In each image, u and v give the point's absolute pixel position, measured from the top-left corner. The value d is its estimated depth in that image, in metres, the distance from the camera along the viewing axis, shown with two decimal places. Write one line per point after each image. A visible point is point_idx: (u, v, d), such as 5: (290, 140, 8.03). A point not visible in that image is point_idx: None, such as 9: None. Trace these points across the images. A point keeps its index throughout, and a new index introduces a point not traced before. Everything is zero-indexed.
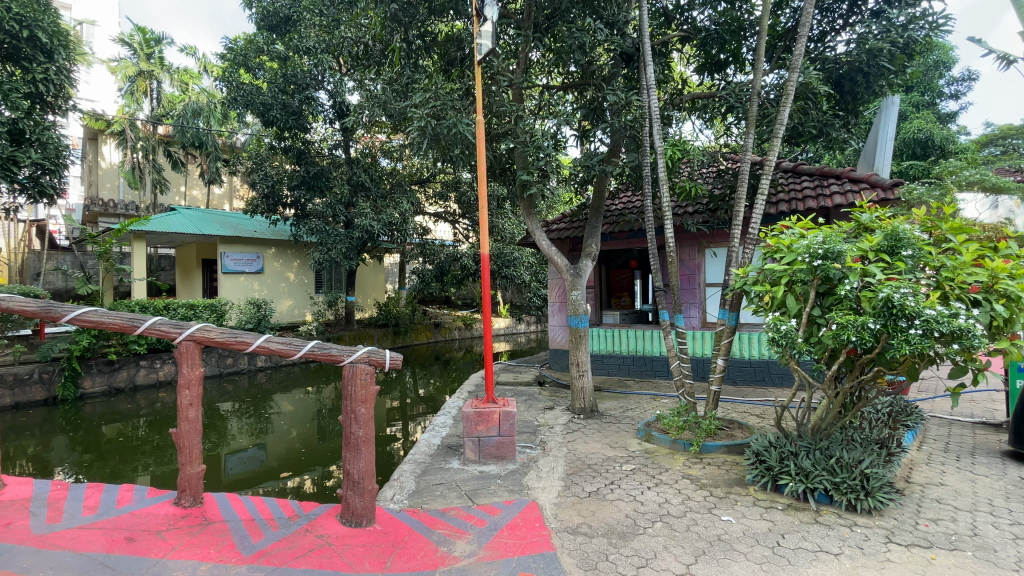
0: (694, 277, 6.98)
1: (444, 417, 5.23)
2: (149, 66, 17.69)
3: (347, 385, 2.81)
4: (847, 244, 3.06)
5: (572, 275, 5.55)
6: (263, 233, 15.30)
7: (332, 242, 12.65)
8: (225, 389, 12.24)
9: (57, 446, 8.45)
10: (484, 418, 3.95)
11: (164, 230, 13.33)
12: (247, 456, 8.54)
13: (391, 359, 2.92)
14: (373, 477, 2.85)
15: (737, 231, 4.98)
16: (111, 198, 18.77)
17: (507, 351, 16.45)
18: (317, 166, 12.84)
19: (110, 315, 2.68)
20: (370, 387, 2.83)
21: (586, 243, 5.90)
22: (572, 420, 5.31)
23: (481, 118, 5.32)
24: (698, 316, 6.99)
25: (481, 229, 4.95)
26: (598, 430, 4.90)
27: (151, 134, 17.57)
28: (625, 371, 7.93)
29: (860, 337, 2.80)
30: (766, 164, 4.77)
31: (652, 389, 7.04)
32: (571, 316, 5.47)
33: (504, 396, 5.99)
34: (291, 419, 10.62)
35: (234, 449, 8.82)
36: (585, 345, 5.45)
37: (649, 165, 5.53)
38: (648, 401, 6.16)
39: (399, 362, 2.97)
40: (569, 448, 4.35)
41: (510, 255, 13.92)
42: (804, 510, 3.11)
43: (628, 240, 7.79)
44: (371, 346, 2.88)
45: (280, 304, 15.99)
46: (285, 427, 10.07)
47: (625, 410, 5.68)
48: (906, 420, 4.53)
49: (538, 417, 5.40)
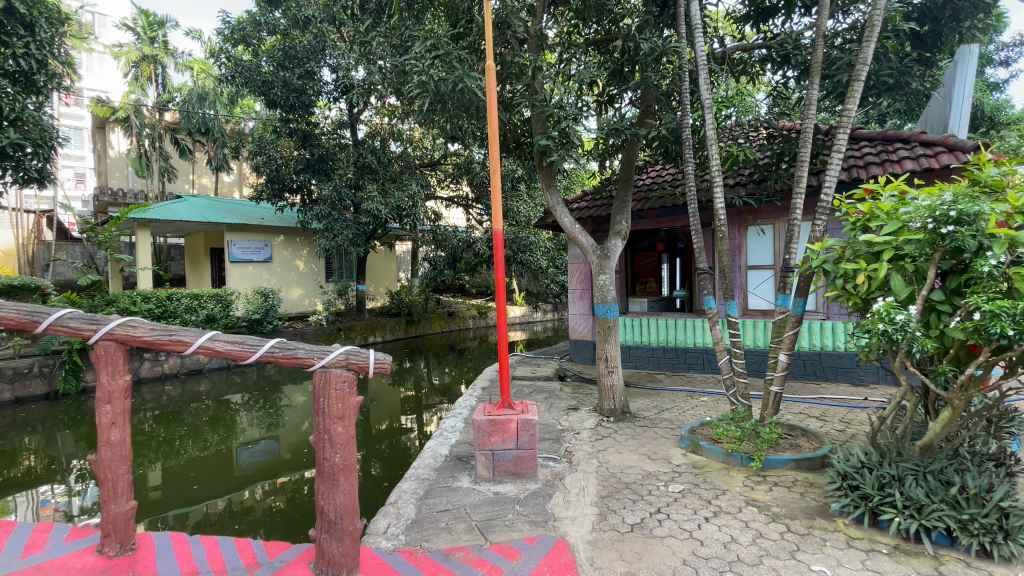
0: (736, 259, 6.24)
1: (454, 420, 4.59)
2: (152, 51, 17.24)
3: (319, 397, 2.15)
4: (984, 204, 2.33)
5: (598, 256, 4.79)
6: (270, 219, 14.81)
7: (339, 227, 12.05)
8: (234, 381, 11.80)
9: (60, 441, 8.08)
10: (499, 428, 3.26)
11: (167, 217, 12.93)
12: (260, 448, 8.15)
13: (377, 361, 2.23)
14: (356, 515, 2.20)
15: (800, 200, 4.18)
16: (120, 187, 18.48)
17: (524, 342, 15.84)
18: (322, 148, 12.27)
19: (4, 308, 2.05)
20: (349, 399, 2.17)
21: (615, 219, 5.12)
22: (601, 423, 4.61)
23: (490, 64, 4.55)
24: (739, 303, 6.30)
25: (494, 194, 3.95)
26: (632, 437, 4.20)
27: (157, 121, 17.25)
28: (655, 364, 7.18)
29: (1019, 329, 2.05)
30: (841, 117, 3.91)
31: (687, 385, 6.32)
32: (599, 305, 4.75)
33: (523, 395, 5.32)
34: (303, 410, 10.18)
35: (247, 441, 8.43)
36: (615, 335, 4.71)
37: (690, 127, 4.76)
38: (684, 399, 5.48)
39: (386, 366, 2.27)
40: (600, 461, 3.67)
41: (526, 239, 13.20)
42: (919, 556, 2.38)
43: (659, 219, 7.05)
44: (349, 345, 2.22)
45: (289, 293, 15.50)
46: (296, 419, 9.64)
47: (661, 411, 4.96)
48: (1009, 428, 3.74)
49: (561, 419, 4.71)
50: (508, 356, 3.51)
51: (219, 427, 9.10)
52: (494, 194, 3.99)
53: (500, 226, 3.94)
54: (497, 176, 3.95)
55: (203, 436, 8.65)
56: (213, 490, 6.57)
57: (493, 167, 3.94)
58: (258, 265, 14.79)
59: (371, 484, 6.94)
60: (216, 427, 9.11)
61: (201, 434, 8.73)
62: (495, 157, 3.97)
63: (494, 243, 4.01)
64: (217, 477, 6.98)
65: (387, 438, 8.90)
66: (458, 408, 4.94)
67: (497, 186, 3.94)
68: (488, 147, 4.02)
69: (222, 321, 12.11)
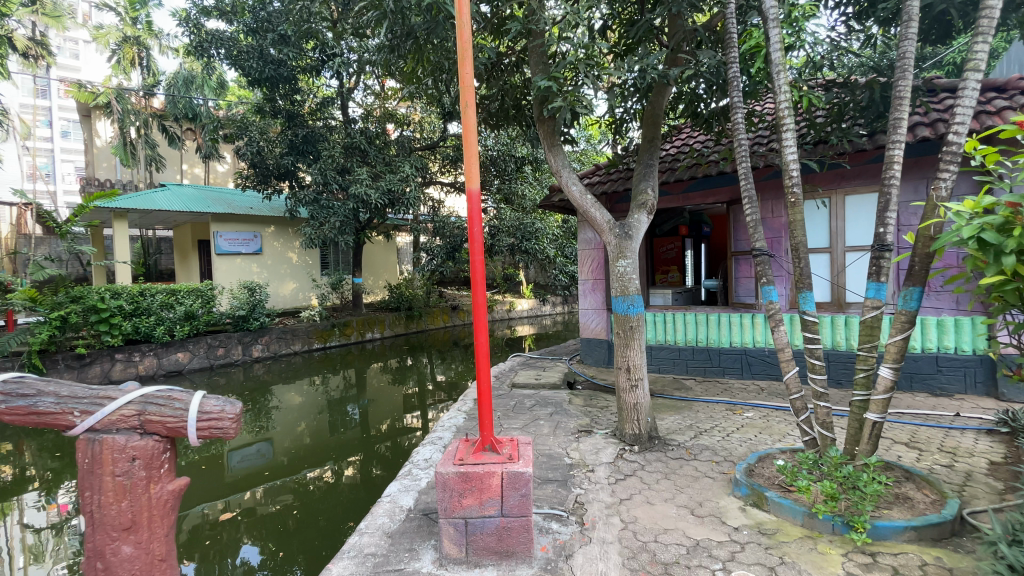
0: (780, 242, 5.44)
1: (429, 451, 3.55)
2: (135, 32, 16.23)
3: (95, 473, 1.88)
4: None
5: (617, 235, 3.69)
6: (259, 209, 13.87)
7: (326, 215, 11.02)
8: (218, 381, 10.75)
9: (26, 450, 7.23)
10: (478, 487, 2.18)
11: (144, 206, 12.15)
12: (253, 451, 7.66)
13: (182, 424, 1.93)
14: None
15: (899, 152, 3.00)
16: (107, 178, 17.65)
17: (531, 338, 14.83)
18: (307, 127, 11.19)
19: None
20: (136, 474, 1.91)
21: (640, 188, 3.91)
22: (623, 454, 3.51)
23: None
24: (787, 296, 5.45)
25: (465, 141, 2.71)
26: (667, 480, 3.10)
27: (142, 107, 16.38)
28: (683, 368, 6.07)
29: None
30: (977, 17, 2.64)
31: (724, 394, 5.22)
32: (618, 300, 3.65)
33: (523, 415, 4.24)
34: (295, 412, 9.38)
35: (236, 445, 7.90)
36: (640, 337, 3.61)
37: (735, 61, 3.64)
38: (725, 416, 4.40)
39: (229, 429, 1.98)
40: (625, 523, 2.59)
41: (531, 226, 12.09)
42: None
43: (686, 195, 6.05)
44: (145, 404, 1.91)
45: (281, 288, 14.56)
46: (292, 420, 8.96)
47: (698, 436, 3.86)
48: None
49: (570, 448, 3.62)
50: (489, 370, 2.49)
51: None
52: (468, 143, 2.74)
53: (477, 186, 2.70)
54: (472, 114, 2.69)
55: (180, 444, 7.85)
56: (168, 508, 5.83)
57: (466, 98, 2.66)
58: (247, 257, 13.88)
59: (352, 500, 5.97)
60: None
61: None
62: (467, 84, 2.67)
63: (469, 211, 2.75)
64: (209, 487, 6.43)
65: (384, 441, 7.95)
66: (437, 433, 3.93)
67: (471, 128, 2.69)
68: (459, 70, 2.74)
69: (203, 319, 11.23)
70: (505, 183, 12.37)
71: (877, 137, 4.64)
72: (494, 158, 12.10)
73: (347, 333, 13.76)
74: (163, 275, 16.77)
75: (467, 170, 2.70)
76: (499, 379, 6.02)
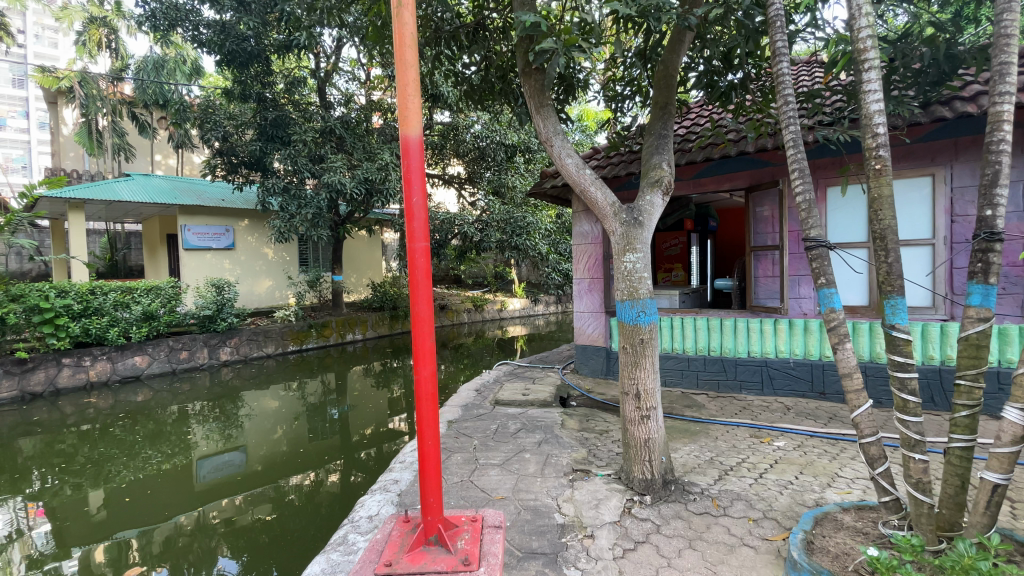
0: None
1: (375, 507, 2.72)
2: (101, 11, 15.02)
3: None
4: None
5: (624, 221, 2.85)
6: (230, 201, 12.91)
7: (298, 207, 10.09)
8: (180, 388, 9.81)
9: None
10: None
11: (102, 197, 11.16)
12: (224, 461, 6.83)
13: None
14: None
15: (1009, 108, 2.09)
16: (74, 169, 16.59)
17: (523, 339, 14.08)
18: (278, 111, 10.26)
19: None
20: None
21: (652, 161, 3.04)
22: (630, 506, 2.68)
23: None
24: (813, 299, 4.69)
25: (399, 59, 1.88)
26: (693, 551, 2.29)
27: (110, 94, 15.34)
28: (692, 382, 5.27)
29: None
30: None
31: (744, 415, 4.43)
32: (624, 306, 2.82)
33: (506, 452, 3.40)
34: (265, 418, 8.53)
35: (205, 455, 7.01)
36: (653, 354, 2.78)
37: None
38: (752, 447, 3.60)
39: None
40: None
41: (522, 220, 11.27)
42: None
43: (698, 181, 5.26)
44: None
45: (255, 286, 13.65)
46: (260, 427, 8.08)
47: (723, 478, 3.05)
48: None
49: (562, 497, 2.79)
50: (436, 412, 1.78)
51: (157, 443, 7.42)
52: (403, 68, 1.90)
53: (416, 129, 1.85)
54: (408, 17, 1.88)
55: (135, 454, 7.05)
56: (128, 521, 5.18)
57: None
58: (218, 253, 12.97)
59: (311, 515, 5.11)
60: (155, 444, 7.42)
61: (132, 453, 7.06)
62: None
63: (407, 167, 1.91)
64: (173, 497, 5.69)
65: (368, 448, 7.09)
66: (384, 476, 3.12)
67: (407, 41, 1.87)
68: None
69: (164, 319, 10.29)
70: (495, 174, 11.59)
71: (932, 108, 3.88)
72: (483, 147, 11.31)
73: (326, 335, 12.85)
74: (133, 272, 15.77)
75: (401, 106, 1.89)
76: (481, 394, 5.16)
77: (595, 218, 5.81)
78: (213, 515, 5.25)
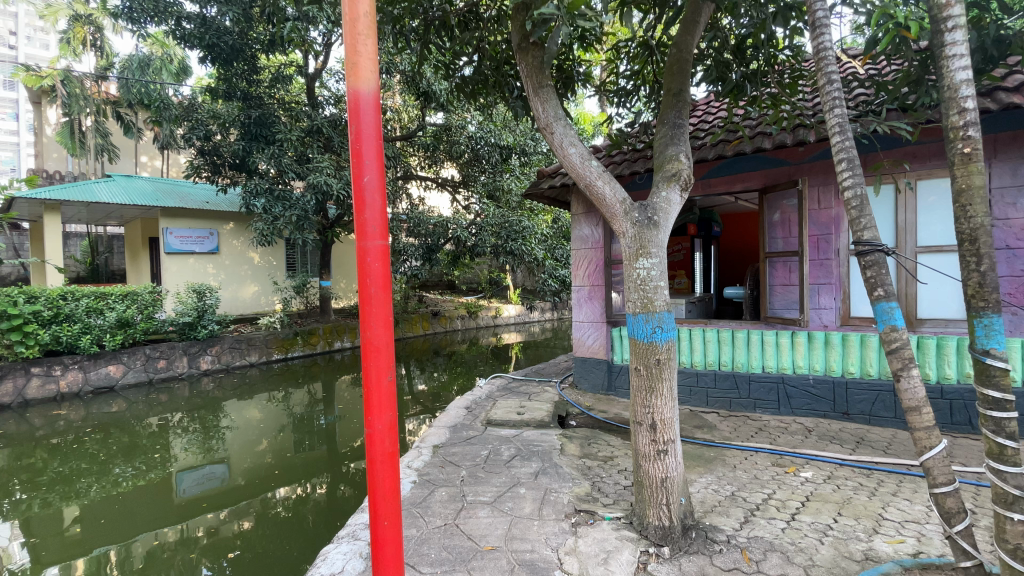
0: (830, 241, 4.21)
1: (338, 563, 2.29)
2: (87, 9, 14.41)
3: None
4: None
5: (635, 221, 2.43)
6: (215, 204, 12.43)
7: (282, 210, 9.61)
8: (157, 398, 9.28)
9: None
10: None
11: (79, 199, 10.66)
12: (206, 473, 6.32)
13: None
14: None
15: None
16: (56, 170, 16.06)
17: (518, 347, 13.68)
18: (262, 108, 9.74)
19: None
20: None
21: (669, 152, 2.61)
22: (645, 561, 2.24)
23: None
24: (834, 309, 4.27)
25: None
26: None
27: (93, 93, 14.82)
28: (702, 399, 4.85)
29: None
30: None
31: (762, 438, 4.01)
32: (636, 320, 2.40)
33: (499, 491, 2.95)
34: (247, 429, 8.03)
35: (185, 466, 6.53)
36: (670, 378, 2.36)
37: None
38: (777, 480, 3.17)
39: None
40: None
41: (517, 224, 10.84)
42: None
43: (708, 181, 4.85)
44: None
45: (240, 291, 13.15)
46: (243, 439, 7.58)
47: (750, 522, 2.62)
48: None
49: (563, 548, 2.36)
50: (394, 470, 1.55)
51: (131, 456, 6.92)
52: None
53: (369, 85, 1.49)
54: None
55: (107, 468, 6.56)
56: (107, 537, 4.75)
57: None
58: (201, 257, 12.48)
59: (292, 535, 4.68)
60: (129, 457, 6.92)
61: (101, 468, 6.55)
62: None
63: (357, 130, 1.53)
64: (150, 512, 5.25)
65: (355, 461, 6.61)
66: (349, 525, 2.69)
67: None
68: None
69: (141, 327, 9.78)
70: (489, 177, 11.22)
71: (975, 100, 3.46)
72: (478, 149, 10.92)
73: (312, 342, 12.38)
74: (115, 277, 15.22)
75: (350, 44, 1.50)
76: (472, 412, 4.71)
77: (595, 221, 5.39)
78: (196, 530, 4.83)
